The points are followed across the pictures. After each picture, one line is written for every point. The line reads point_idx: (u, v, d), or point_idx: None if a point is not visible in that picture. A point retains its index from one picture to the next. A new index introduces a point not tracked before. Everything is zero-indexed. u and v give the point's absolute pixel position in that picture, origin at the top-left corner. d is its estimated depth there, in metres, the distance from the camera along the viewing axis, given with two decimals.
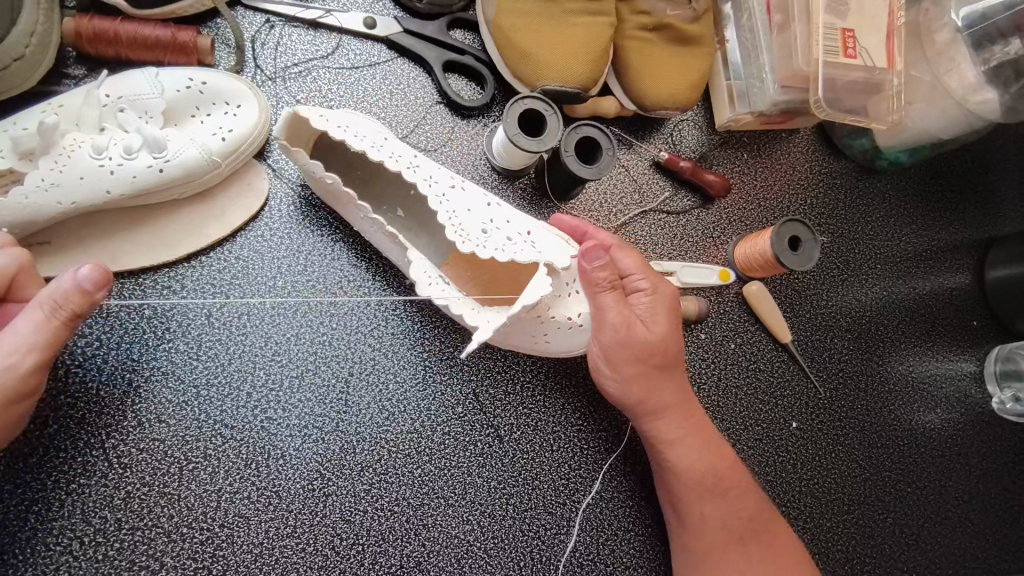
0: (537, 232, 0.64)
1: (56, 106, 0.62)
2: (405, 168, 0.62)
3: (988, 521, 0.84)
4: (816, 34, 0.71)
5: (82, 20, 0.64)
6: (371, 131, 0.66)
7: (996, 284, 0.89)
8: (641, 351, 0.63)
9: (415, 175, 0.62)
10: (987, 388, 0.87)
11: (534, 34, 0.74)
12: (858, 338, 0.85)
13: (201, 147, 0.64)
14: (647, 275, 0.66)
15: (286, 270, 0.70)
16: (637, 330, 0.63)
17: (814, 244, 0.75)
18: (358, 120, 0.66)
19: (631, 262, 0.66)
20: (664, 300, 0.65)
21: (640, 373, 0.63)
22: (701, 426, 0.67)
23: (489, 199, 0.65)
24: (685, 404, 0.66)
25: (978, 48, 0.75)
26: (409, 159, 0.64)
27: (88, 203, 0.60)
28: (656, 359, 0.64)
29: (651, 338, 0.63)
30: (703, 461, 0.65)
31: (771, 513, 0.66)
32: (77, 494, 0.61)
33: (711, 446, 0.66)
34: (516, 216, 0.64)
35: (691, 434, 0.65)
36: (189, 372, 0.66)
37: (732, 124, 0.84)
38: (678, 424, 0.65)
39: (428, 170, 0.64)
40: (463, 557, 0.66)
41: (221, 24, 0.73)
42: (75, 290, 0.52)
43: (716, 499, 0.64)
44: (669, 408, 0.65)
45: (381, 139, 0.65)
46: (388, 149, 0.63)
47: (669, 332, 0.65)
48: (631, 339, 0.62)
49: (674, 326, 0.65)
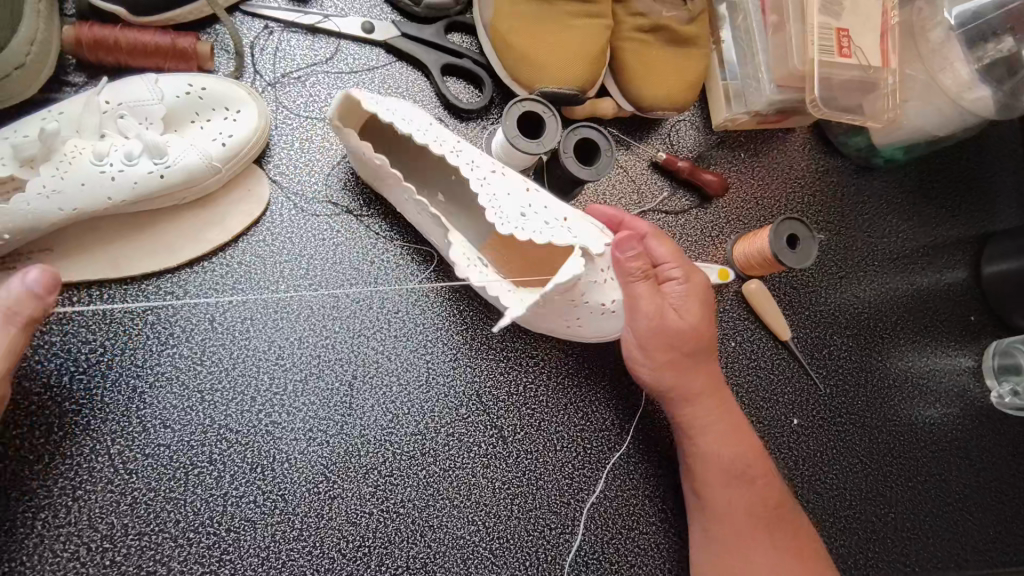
0: (573, 220, 0.64)
1: (56, 113, 0.62)
2: (448, 152, 0.63)
3: (989, 514, 0.84)
4: (812, 34, 0.72)
5: (82, 27, 0.64)
6: (416, 116, 0.65)
7: (992, 279, 0.89)
8: (672, 340, 0.63)
9: (459, 158, 0.63)
10: (986, 382, 0.88)
11: (531, 35, 0.74)
12: (857, 335, 0.86)
13: (202, 152, 0.64)
14: (681, 264, 0.66)
15: (289, 274, 0.70)
16: (669, 318, 0.63)
17: (812, 241, 0.75)
18: (405, 106, 0.67)
19: (665, 250, 0.66)
20: (699, 290, 0.65)
21: (672, 361, 0.64)
22: (730, 414, 0.67)
23: (530, 185, 0.65)
24: (718, 392, 0.66)
25: (970, 46, 0.76)
26: (452, 144, 0.64)
27: (90, 209, 0.61)
28: (689, 347, 0.64)
29: (684, 327, 0.64)
30: (732, 450, 0.65)
31: (790, 501, 0.67)
32: (84, 501, 0.61)
33: (740, 433, 0.66)
34: (555, 203, 0.64)
35: (722, 421, 0.66)
36: (193, 376, 0.66)
37: (728, 124, 0.84)
38: (710, 412, 0.66)
39: (472, 154, 0.64)
40: (468, 558, 0.67)
41: (219, 29, 0.73)
42: (27, 296, 0.53)
43: (738, 486, 0.64)
44: (700, 396, 0.65)
45: (426, 123, 0.65)
46: (433, 134, 0.64)
47: (703, 322, 0.64)
48: (663, 327, 0.63)
49: (708, 313, 0.66)
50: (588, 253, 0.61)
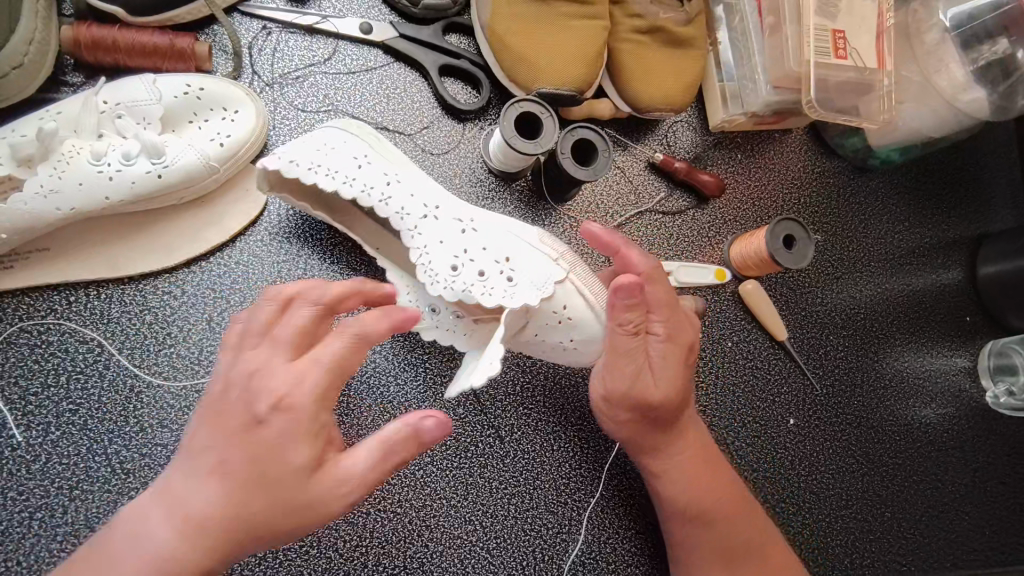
0: (516, 257, 0.62)
1: (54, 113, 0.62)
2: (376, 203, 0.63)
3: (986, 514, 0.85)
4: (808, 35, 0.72)
5: (80, 28, 0.65)
6: (344, 156, 0.64)
7: (988, 279, 0.90)
8: (641, 404, 0.61)
9: (387, 208, 0.63)
10: (981, 383, 0.88)
11: (530, 37, 0.74)
12: (853, 335, 0.86)
13: (200, 153, 0.64)
14: (667, 315, 0.61)
15: (286, 274, 0.69)
16: (643, 378, 0.60)
17: (809, 242, 0.76)
18: (339, 142, 0.66)
19: (658, 297, 0.61)
20: (676, 344, 0.61)
21: (631, 415, 0.63)
22: (699, 462, 0.65)
23: (467, 221, 0.64)
24: (685, 440, 0.64)
25: (965, 48, 0.76)
26: (381, 190, 0.64)
27: (88, 208, 0.61)
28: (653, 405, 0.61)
29: (659, 391, 0.61)
30: (701, 494, 0.64)
31: (768, 535, 0.65)
32: (80, 500, 0.61)
33: (712, 475, 0.65)
34: (494, 240, 0.63)
35: (688, 471, 0.64)
36: (190, 376, 0.66)
37: (726, 125, 0.85)
38: (682, 456, 0.64)
39: (401, 200, 0.63)
40: (466, 558, 0.67)
41: (218, 30, 0.73)
42: (411, 435, 0.50)
43: (702, 534, 0.63)
44: (670, 442, 0.64)
45: (355, 164, 0.64)
46: (360, 182, 0.64)
47: (679, 383, 0.62)
48: (638, 388, 0.60)
49: (687, 368, 0.63)
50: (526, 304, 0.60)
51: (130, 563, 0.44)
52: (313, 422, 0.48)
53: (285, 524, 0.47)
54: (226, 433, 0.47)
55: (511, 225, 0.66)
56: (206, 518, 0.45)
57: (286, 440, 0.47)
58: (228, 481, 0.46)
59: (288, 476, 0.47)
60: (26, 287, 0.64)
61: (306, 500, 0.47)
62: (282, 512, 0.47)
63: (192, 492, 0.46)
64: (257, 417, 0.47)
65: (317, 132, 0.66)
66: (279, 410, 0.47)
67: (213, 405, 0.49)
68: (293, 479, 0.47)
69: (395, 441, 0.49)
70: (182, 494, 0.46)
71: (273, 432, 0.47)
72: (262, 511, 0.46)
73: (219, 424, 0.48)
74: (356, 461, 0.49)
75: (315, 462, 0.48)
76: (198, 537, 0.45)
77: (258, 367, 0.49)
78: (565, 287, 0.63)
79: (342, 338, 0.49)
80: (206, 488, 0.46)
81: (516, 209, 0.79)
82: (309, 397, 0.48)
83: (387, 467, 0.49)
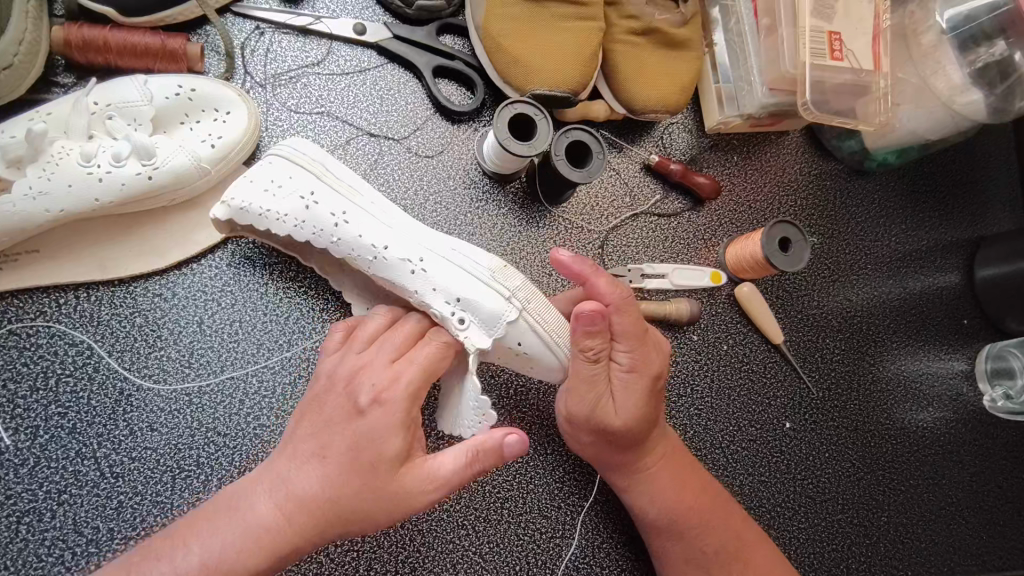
0: (467, 297, 0.60)
1: (44, 114, 0.62)
2: (329, 245, 0.62)
3: (982, 519, 0.84)
4: (803, 36, 0.71)
5: (71, 29, 0.64)
6: (289, 197, 0.62)
7: (985, 282, 0.89)
8: (600, 428, 0.59)
9: (339, 250, 0.61)
10: (979, 386, 0.88)
11: (524, 38, 0.74)
12: (849, 339, 0.86)
13: (191, 154, 0.64)
14: (632, 346, 0.58)
15: (278, 276, 0.69)
16: (604, 401, 0.59)
17: (804, 245, 0.75)
18: (290, 175, 0.63)
19: (625, 328, 0.57)
20: (640, 369, 0.58)
21: (594, 438, 0.61)
22: (668, 473, 0.63)
23: (416, 259, 0.61)
24: (653, 454, 0.63)
25: (962, 49, 0.76)
26: (331, 232, 0.61)
27: (78, 210, 0.60)
28: (613, 431, 0.59)
29: (622, 418, 0.59)
30: (673, 507, 0.63)
31: (750, 547, 0.64)
32: (68, 505, 0.61)
33: (684, 489, 0.64)
34: (444, 279, 0.60)
35: (657, 483, 0.63)
36: (181, 379, 0.65)
37: (721, 127, 0.84)
38: (650, 471, 0.63)
39: (351, 242, 0.61)
40: (458, 563, 0.66)
41: (210, 31, 0.73)
42: (495, 448, 0.51)
43: (676, 541, 0.63)
44: (639, 460, 0.62)
45: (303, 203, 0.62)
46: (311, 224, 0.61)
47: (644, 411, 0.59)
48: (598, 411, 0.59)
49: (654, 394, 0.60)
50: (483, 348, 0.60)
51: (241, 534, 0.48)
52: (404, 416, 0.52)
53: (373, 507, 0.50)
54: (331, 418, 0.53)
55: (463, 256, 0.62)
56: (311, 496, 0.50)
57: (381, 429, 0.51)
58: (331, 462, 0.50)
59: (380, 466, 0.50)
60: (16, 290, 0.63)
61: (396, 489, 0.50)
62: (374, 498, 0.50)
63: (299, 472, 0.51)
64: (358, 408, 0.52)
65: (262, 167, 0.64)
66: (378, 403, 0.52)
67: (316, 397, 0.55)
68: (385, 468, 0.50)
69: (479, 452, 0.51)
70: (289, 472, 0.51)
71: (370, 423, 0.51)
72: (360, 495, 0.50)
73: (325, 416, 0.53)
74: (443, 464, 0.51)
75: (403, 453, 0.51)
76: (302, 511, 0.49)
77: (361, 366, 0.55)
78: (518, 327, 0.60)
79: (432, 342, 0.57)
80: (313, 468, 0.50)
81: (510, 211, 0.78)
82: (402, 393, 0.53)
83: (469, 473, 0.51)
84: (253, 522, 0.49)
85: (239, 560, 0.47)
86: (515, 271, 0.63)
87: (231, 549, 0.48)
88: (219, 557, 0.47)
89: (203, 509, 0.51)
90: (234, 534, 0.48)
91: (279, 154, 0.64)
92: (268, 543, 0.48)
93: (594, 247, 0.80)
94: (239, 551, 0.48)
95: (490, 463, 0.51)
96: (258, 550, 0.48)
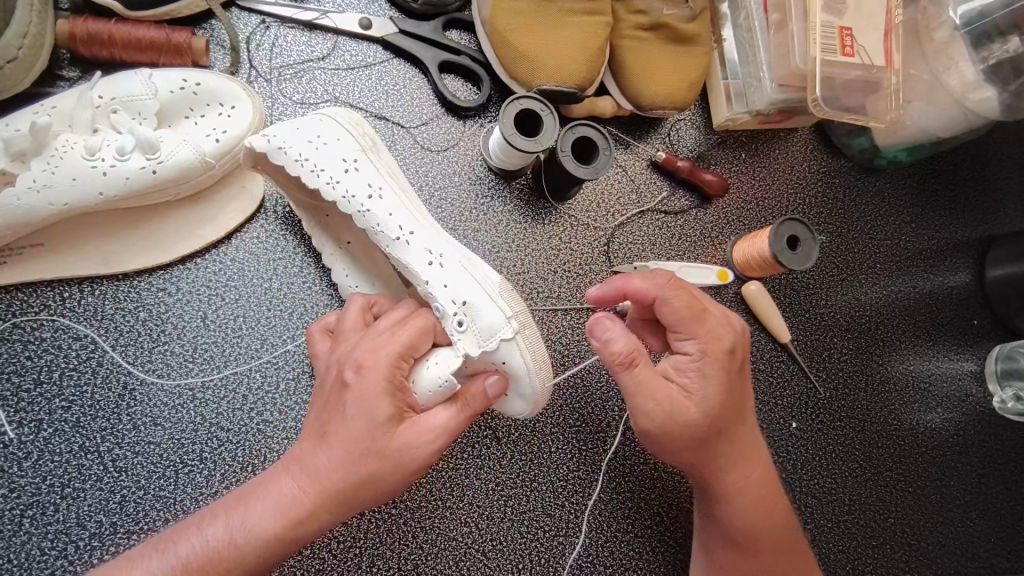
0: (475, 303, 0.58)
1: (48, 107, 0.61)
2: (354, 213, 0.60)
3: (991, 522, 0.83)
4: (814, 31, 0.70)
5: (75, 22, 0.64)
6: (333, 157, 0.61)
7: (996, 282, 0.88)
8: (694, 430, 0.55)
9: (364, 220, 0.60)
10: (988, 387, 0.86)
11: (530, 33, 0.73)
12: (858, 338, 0.85)
13: (195, 148, 0.63)
14: (696, 331, 0.56)
15: (282, 271, 0.69)
16: (682, 397, 0.55)
17: (813, 243, 0.74)
18: (331, 137, 0.62)
19: (676, 312, 0.56)
20: (718, 361, 0.55)
21: (690, 444, 0.56)
22: (759, 484, 0.60)
23: (437, 254, 0.60)
24: (750, 460, 0.59)
25: (975, 46, 0.75)
26: (361, 199, 0.60)
27: (82, 204, 0.60)
28: (702, 430, 0.55)
29: (699, 414, 0.55)
30: (752, 518, 0.59)
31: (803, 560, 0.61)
32: (72, 498, 0.61)
33: (767, 505, 0.60)
34: (458, 281, 0.59)
35: (744, 494, 0.59)
36: (184, 374, 0.65)
37: (730, 124, 0.83)
38: (741, 481, 0.59)
39: (378, 217, 0.60)
40: (461, 560, 0.66)
41: (215, 25, 0.73)
42: (481, 395, 0.55)
43: (748, 556, 0.59)
44: (733, 464, 0.58)
45: (342, 166, 0.61)
46: (344, 187, 0.60)
47: (725, 403, 0.56)
48: (674, 409, 0.54)
49: (732, 385, 0.57)
50: (470, 356, 0.57)
51: (258, 512, 0.50)
52: (389, 381, 0.51)
53: (380, 471, 0.50)
54: (326, 392, 0.53)
55: (478, 268, 0.61)
56: (319, 471, 0.50)
57: (371, 395, 0.50)
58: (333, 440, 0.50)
59: (376, 431, 0.50)
60: (19, 283, 0.63)
61: (399, 448, 0.50)
62: (383, 462, 0.50)
63: (306, 452, 0.51)
64: (345, 382, 0.52)
65: (309, 120, 0.63)
66: (361, 371, 0.51)
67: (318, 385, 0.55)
68: (382, 432, 0.50)
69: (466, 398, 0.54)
70: (297, 455, 0.52)
71: (358, 392, 0.51)
72: (366, 465, 0.50)
73: (318, 398, 0.54)
74: (439, 416, 0.52)
75: (397, 415, 0.51)
76: (313, 485, 0.50)
77: (347, 348, 0.54)
78: (511, 346, 0.58)
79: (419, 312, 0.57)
80: (317, 448, 0.51)
81: (515, 207, 0.78)
82: (385, 360, 0.52)
83: (460, 421, 0.53)
84: (267, 502, 0.50)
85: (259, 537, 0.49)
86: (518, 298, 0.62)
87: (249, 528, 0.49)
88: (239, 536, 0.49)
89: (222, 498, 0.53)
90: (251, 513, 0.49)
91: (309, 120, 0.63)
92: (286, 517, 0.49)
93: (600, 244, 0.79)
94: (256, 529, 0.49)
95: (477, 408, 0.55)
96: (277, 525, 0.49)
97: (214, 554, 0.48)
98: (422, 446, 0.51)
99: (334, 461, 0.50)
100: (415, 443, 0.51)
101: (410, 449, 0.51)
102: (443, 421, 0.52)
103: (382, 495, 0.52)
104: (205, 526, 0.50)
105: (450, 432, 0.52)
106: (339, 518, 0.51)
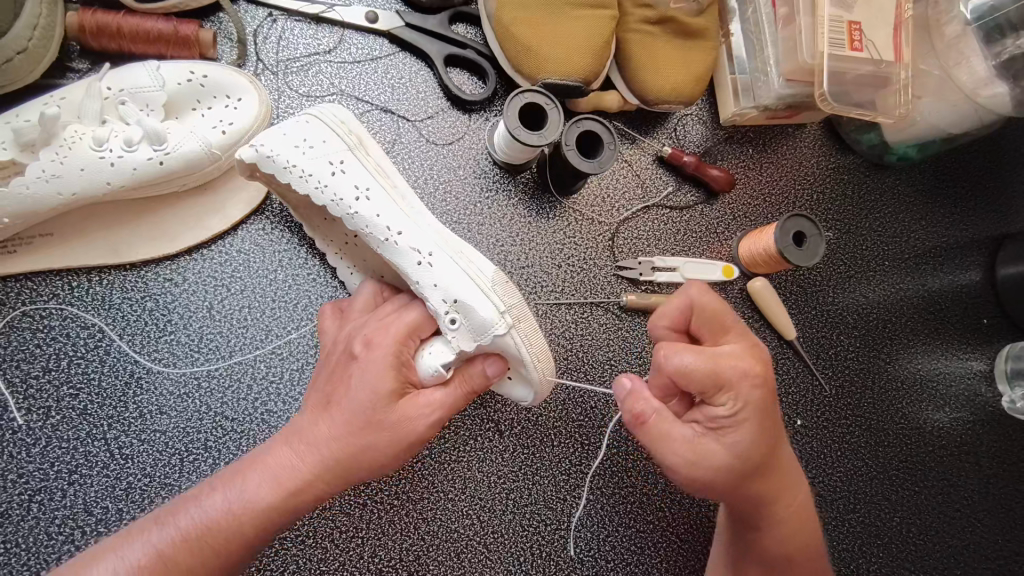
0: (463, 303, 0.57)
1: (58, 98, 0.62)
2: (343, 217, 0.60)
3: (1002, 523, 0.82)
4: (823, 26, 0.70)
5: (85, 14, 0.65)
6: (319, 160, 0.61)
7: (1007, 281, 0.86)
8: (739, 470, 0.52)
9: (352, 222, 0.60)
10: (997, 387, 0.85)
11: (536, 27, 0.73)
12: (864, 336, 0.84)
13: (201, 140, 0.64)
14: (728, 376, 0.51)
15: (287, 262, 0.69)
16: (705, 442, 0.51)
17: (819, 240, 0.74)
18: (318, 140, 0.62)
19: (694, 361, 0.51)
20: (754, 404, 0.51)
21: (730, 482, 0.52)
22: (798, 506, 0.57)
23: (426, 252, 0.60)
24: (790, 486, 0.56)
25: (988, 40, 0.73)
26: (349, 202, 0.60)
27: (90, 194, 0.61)
28: (740, 468, 0.52)
29: (728, 457, 0.51)
30: (793, 541, 0.57)
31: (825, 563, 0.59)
32: (79, 484, 0.62)
33: (799, 526, 0.57)
34: (448, 277, 0.58)
35: (787, 515, 0.56)
36: (190, 364, 0.66)
37: (736, 120, 0.83)
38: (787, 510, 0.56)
39: (367, 219, 0.60)
40: (462, 552, 0.66)
41: (223, 18, 0.73)
42: (483, 379, 0.57)
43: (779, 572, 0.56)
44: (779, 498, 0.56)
45: (329, 169, 0.61)
46: (331, 191, 0.60)
47: (754, 444, 0.52)
48: (695, 457, 0.51)
49: (766, 426, 0.52)
50: (465, 353, 0.57)
51: (256, 484, 0.50)
52: (396, 357, 0.53)
53: (380, 442, 0.52)
54: (330, 373, 0.56)
55: (470, 262, 0.61)
56: (319, 441, 0.51)
57: (375, 370, 0.53)
58: (335, 415, 0.52)
59: (378, 403, 0.52)
60: (29, 272, 0.64)
61: (399, 422, 0.52)
62: (382, 433, 0.52)
63: (305, 423, 0.53)
64: (353, 354, 0.54)
65: (297, 123, 0.62)
66: (370, 346, 0.54)
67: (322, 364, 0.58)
68: (382, 404, 0.52)
69: (465, 378, 0.57)
70: (298, 427, 0.53)
71: (364, 365, 0.53)
72: (364, 435, 0.51)
73: (325, 372, 0.56)
74: (438, 394, 0.54)
75: (399, 391, 0.53)
76: (314, 455, 0.51)
77: (356, 326, 0.58)
78: (505, 341, 0.57)
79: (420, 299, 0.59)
80: (318, 418, 0.53)
81: (520, 201, 0.78)
82: (392, 337, 0.54)
83: (458, 400, 0.56)
84: (266, 473, 0.51)
85: (256, 505, 0.49)
86: (514, 290, 0.61)
87: (248, 498, 0.49)
88: (238, 506, 0.49)
89: (219, 472, 0.53)
90: (248, 483, 0.50)
91: (295, 124, 0.63)
92: (285, 487, 0.50)
93: (605, 238, 0.79)
94: (254, 499, 0.49)
95: (475, 392, 0.57)
96: (276, 495, 0.50)
97: (214, 522, 0.48)
98: (421, 416, 0.53)
99: (335, 432, 0.51)
100: (414, 413, 0.53)
101: (408, 419, 0.53)
102: (441, 395, 0.54)
103: (381, 467, 0.53)
104: (204, 497, 0.50)
105: (448, 404, 0.55)
106: (335, 490, 0.52)
